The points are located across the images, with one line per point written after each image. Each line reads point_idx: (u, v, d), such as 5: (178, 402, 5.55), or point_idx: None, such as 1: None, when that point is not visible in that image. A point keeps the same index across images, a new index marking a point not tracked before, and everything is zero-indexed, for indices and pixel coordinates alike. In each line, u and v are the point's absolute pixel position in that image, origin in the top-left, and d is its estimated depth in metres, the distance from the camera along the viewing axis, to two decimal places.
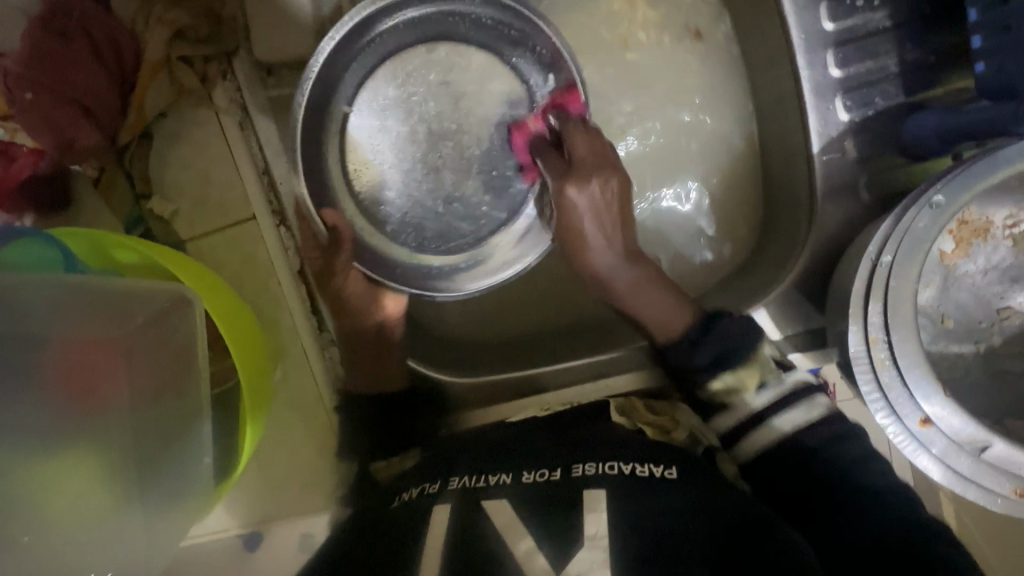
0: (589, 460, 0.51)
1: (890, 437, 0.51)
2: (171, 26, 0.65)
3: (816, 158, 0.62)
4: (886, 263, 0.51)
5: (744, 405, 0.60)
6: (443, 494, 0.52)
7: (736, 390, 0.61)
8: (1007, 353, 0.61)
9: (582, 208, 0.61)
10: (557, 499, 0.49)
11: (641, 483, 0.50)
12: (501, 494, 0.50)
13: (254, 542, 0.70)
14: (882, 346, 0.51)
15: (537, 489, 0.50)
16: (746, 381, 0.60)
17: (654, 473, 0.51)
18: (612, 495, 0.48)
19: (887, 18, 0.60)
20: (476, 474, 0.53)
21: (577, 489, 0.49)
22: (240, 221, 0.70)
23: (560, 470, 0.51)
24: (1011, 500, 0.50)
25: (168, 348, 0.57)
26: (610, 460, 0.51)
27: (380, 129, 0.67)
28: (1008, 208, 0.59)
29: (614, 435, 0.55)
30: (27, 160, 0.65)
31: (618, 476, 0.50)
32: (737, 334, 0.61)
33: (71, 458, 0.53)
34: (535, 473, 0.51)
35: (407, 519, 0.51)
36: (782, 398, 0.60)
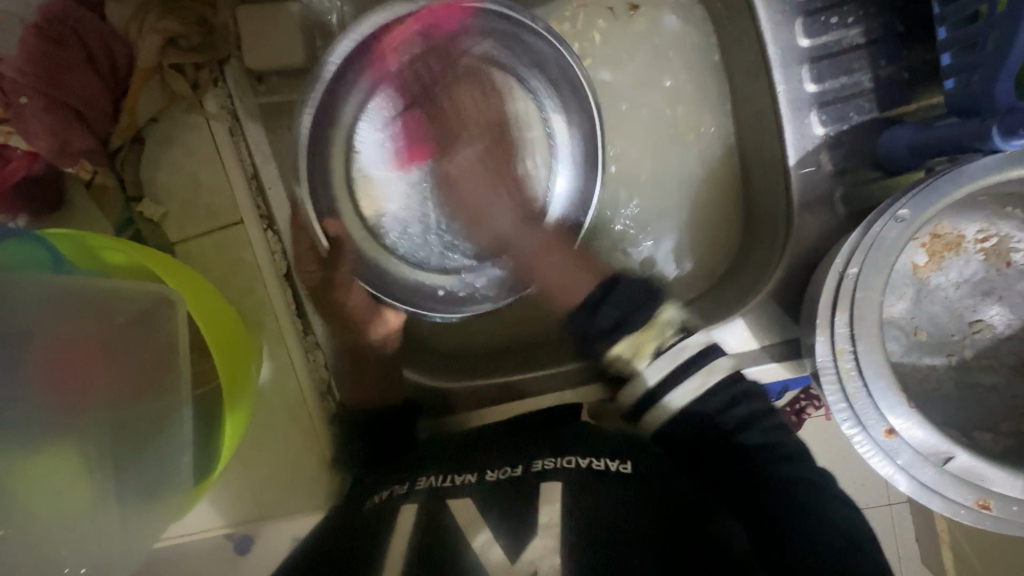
0: (548, 456, 0.53)
1: (856, 448, 0.52)
2: (163, 33, 0.66)
3: (792, 172, 0.63)
4: (852, 275, 0.52)
5: (644, 372, 0.67)
6: (410, 494, 0.52)
7: (637, 354, 0.67)
8: (978, 365, 0.61)
9: (460, 179, 0.70)
10: (525, 498, 0.49)
11: (599, 479, 0.51)
12: (465, 492, 0.51)
13: (244, 541, 0.71)
14: (848, 357, 0.52)
15: (499, 485, 0.51)
16: (647, 346, 0.67)
17: (610, 466, 0.52)
18: (569, 487, 0.50)
19: (861, 35, 0.62)
20: (441, 474, 0.54)
21: (536, 484, 0.50)
22: (228, 224, 0.71)
23: (521, 467, 0.53)
24: (974, 512, 0.51)
25: (151, 346, 0.58)
26: (569, 455, 0.53)
27: (390, 144, 0.68)
28: (979, 223, 0.60)
29: (576, 434, 0.57)
30: (22, 161, 0.66)
31: (575, 469, 0.51)
32: (638, 293, 0.69)
33: (47, 453, 0.52)
34: (497, 470, 0.53)
35: (375, 519, 0.51)
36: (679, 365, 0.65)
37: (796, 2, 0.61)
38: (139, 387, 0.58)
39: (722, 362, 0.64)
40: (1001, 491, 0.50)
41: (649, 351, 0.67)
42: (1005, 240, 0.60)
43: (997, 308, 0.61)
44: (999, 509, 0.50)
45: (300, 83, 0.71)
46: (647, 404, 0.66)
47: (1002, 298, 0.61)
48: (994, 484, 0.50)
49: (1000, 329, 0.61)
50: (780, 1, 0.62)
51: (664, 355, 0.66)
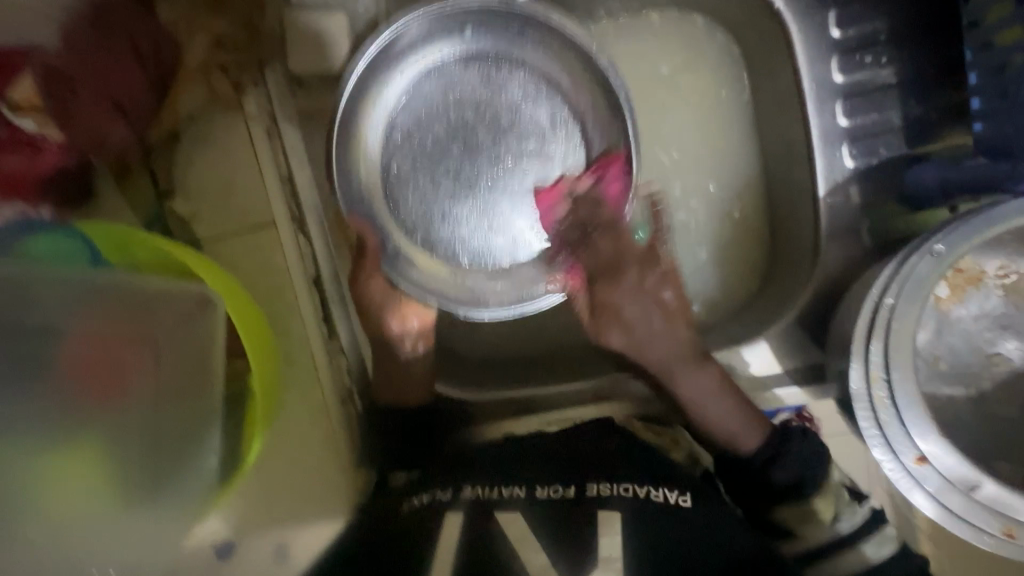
0: (603, 481, 0.54)
1: (886, 473, 0.54)
2: (211, 34, 0.68)
3: (821, 202, 0.65)
4: (888, 305, 0.54)
5: (818, 534, 0.59)
6: (454, 501, 0.54)
7: (811, 517, 0.59)
8: (996, 397, 0.63)
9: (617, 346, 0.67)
10: (578, 521, 0.51)
11: (654, 509, 0.52)
12: (514, 507, 0.52)
13: (227, 546, 0.70)
14: (882, 385, 0.53)
15: (553, 505, 0.52)
16: (822, 509, 0.59)
17: (668, 497, 0.53)
18: (625, 517, 0.51)
19: (892, 75, 0.64)
20: (489, 486, 0.55)
21: (592, 508, 0.52)
22: (259, 225, 0.71)
23: (575, 488, 0.54)
24: (1001, 540, 0.52)
25: (192, 342, 0.57)
26: (623, 482, 0.54)
27: (406, 133, 0.68)
28: (999, 260, 0.63)
29: (624, 460, 0.58)
30: (51, 151, 0.63)
31: (631, 498, 0.52)
32: (799, 466, 0.59)
33: (65, 458, 0.52)
34: (549, 488, 0.54)
35: (416, 533, 0.52)
36: (853, 530, 0.59)
37: (831, 39, 0.64)
38: (171, 388, 0.56)
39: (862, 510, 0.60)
40: None
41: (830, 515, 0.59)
42: (1023, 278, 0.63)
43: (1013, 343, 0.63)
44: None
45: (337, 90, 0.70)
46: (814, 551, 0.59)
47: (1018, 332, 0.63)
48: (1018, 512, 0.52)
49: (1017, 363, 0.63)
50: (816, 40, 0.64)
51: (843, 540, 0.59)
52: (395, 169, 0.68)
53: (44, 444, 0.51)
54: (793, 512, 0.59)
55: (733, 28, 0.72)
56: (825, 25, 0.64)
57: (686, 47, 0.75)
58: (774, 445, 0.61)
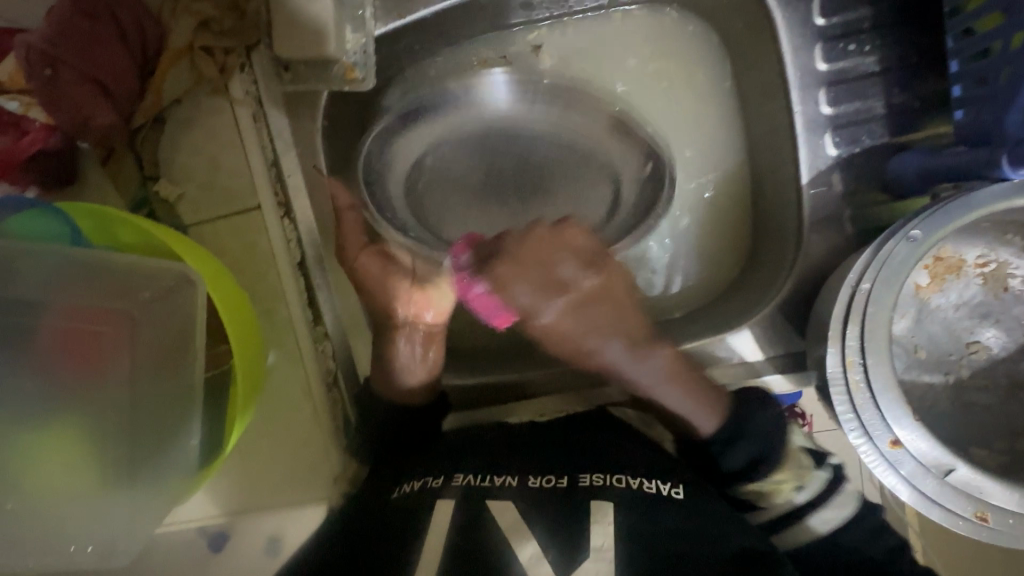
0: (597, 472, 0.55)
1: (861, 457, 0.54)
2: (197, 16, 0.67)
3: (805, 190, 0.65)
4: (864, 290, 0.54)
5: (779, 505, 0.62)
6: (446, 489, 0.54)
7: (772, 492, 0.62)
8: (974, 385, 0.64)
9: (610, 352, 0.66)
10: (566, 508, 0.52)
11: (647, 500, 0.53)
12: (506, 495, 0.53)
13: (220, 538, 0.71)
14: (858, 369, 0.54)
15: (546, 496, 0.53)
16: (779, 485, 0.62)
17: (661, 489, 0.54)
18: (620, 507, 0.51)
19: (876, 63, 0.65)
20: (480, 474, 0.55)
21: (585, 499, 0.52)
22: (245, 209, 0.70)
23: (567, 478, 0.54)
24: (974, 524, 0.52)
25: (173, 323, 0.56)
26: (619, 475, 0.55)
27: (450, 109, 0.75)
28: (979, 248, 0.63)
29: (620, 450, 0.58)
30: (39, 134, 0.66)
31: (626, 489, 0.53)
32: (750, 437, 0.63)
33: (54, 431, 0.55)
34: (541, 478, 0.54)
35: (407, 516, 0.54)
36: (817, 496, 0.61)
37: (815, 27, 0.64)
38: (154, 368, 0.56)
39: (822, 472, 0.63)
40: (998, 504, 0.52)
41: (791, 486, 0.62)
42: (1003, 266, 0.63)
43: (992, 331, 0.64)
44: (996, 521, 0.52)
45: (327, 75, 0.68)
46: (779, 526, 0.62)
47: (997, 321, 0.64)
48: (991, 497, 0.52)
49: (996, 351, 0.64)
50: (801, 28, 0.64)
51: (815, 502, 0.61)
52: (445, 143, 0.76)
53: (36, 416, 0.55)
54: (752, 491, 0.62)
55: (720, 17, 0.72)
56: (810, 13, 0.64)
57: (673, 36, 0.75)
58: (732, 425, 0.63)
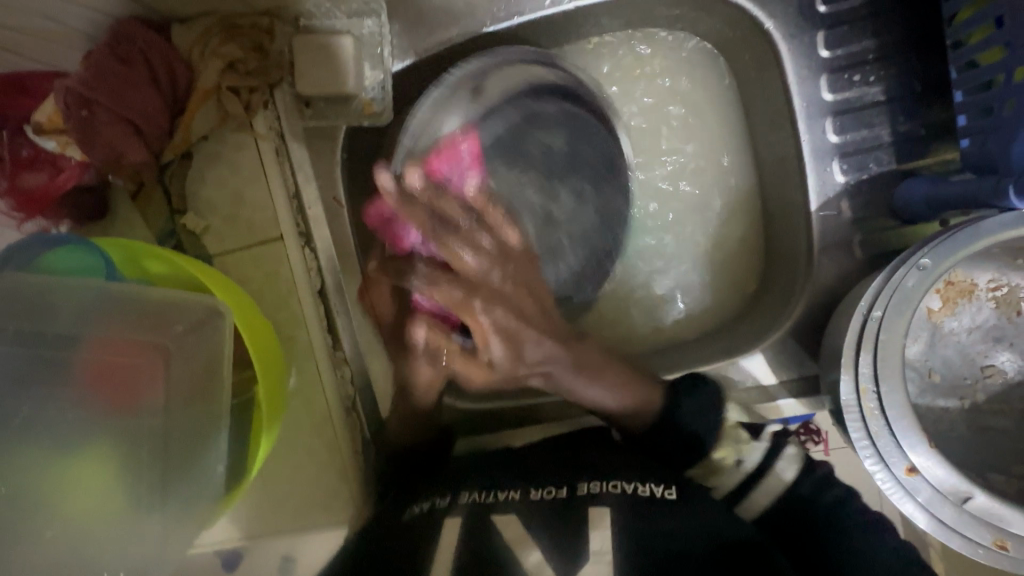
0: (593, 480, 0.56)
1: (878, 484, 0.54)
2: (224, 58, 0.69)
3: (813, 217, 0.67)
4: (876, 318, 0.55)
5: (727, 479, 0.66)
6: (453, 507, 0.55)
7: (716, 468, 0.66)
8: (990, 410, 0.64)
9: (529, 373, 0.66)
10: (565, 517, 0.52)
11: (643, 504, 0.54)
12: (508, 509, 0.53)
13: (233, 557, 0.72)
14: (872, 396, 0.54)
15: (546, 505, 0.53)
16: (723, 460, 0.65)
17: (655, 491, 0.55)
18: (615, 511, 0.52)
19: (881, 93, 0.66)
20: (484, 490, 0.56)
21: (583, 505, 0.53)
22: (267, 240, 0.73)
23: (566, 488, 0.55)
24: (994, 552, 0.52)
25: (202, 355, 0.58)
26: (614, 480, 0.56)
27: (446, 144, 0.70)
28: (991, 273, 0.63)
29: (615, 459, 0.59)
30: (73, 171, 0.69)
31: (621, 494, 0.54)
32: (691, 412, 0.65)
33: (85, 461, 0.56)
34: (542, 490, 0.55)
35: (417, 537, 0.54)
36: (766, 459, 0.65)
37: (820, 59, 0.66)
38: (183, 401, 0.57)
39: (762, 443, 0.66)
40: (1018, 532, 0.52)
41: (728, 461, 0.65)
42: (1015, 290, 0.63)
43: (1007, 355, 0.64)
44: (1016, 550, 0.52)
45: (347, 112, 0.72)
46: (737, 495, 0.66)
47: (1012, 344, 0.64)
48: (1010, 525, 0.52)
49: (1011, 375, 0.64)
50: (806, 60, 0.66)
51: (760, 470, 0.65)
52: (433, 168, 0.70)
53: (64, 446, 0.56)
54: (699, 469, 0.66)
55: (727, 47, 0.74)
56: (814, 46, 0.66)
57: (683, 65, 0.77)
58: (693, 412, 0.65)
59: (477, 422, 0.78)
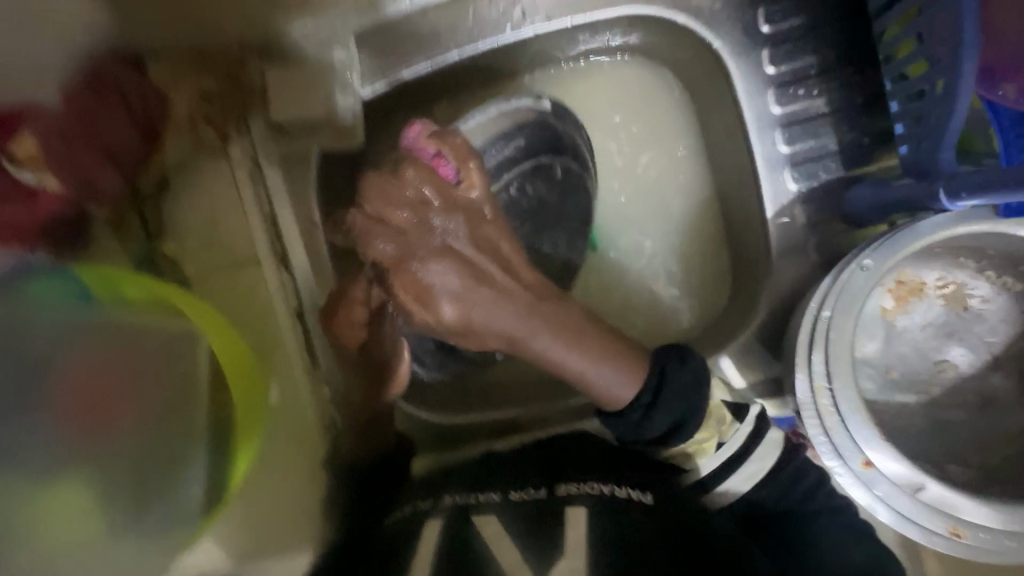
0: (571, 481, 0.57)
1: (838, 479, 0.57)
2: (199, 90, 0.74)
3: (770, 225, 0.70)
4: (825, 318, 0.58)
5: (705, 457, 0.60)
6: (434, 511, 0.57)
7: (695, 449, 0.60)
8: (945, 402, 0.66)
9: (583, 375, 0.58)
10: (542, 520, 0.53)
11: (616, 504, 0.55)
12: (489, 510, 0.55)
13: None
14: (826, 394, 0.57)
15: (528, 508, 0.54)
16: (705, 443, 0.60)
17: (629, 494, 0.56)
18: (591, 512, 0.54)
19: (825, 105, 0.70)
20: (465, 493, 0.58)
21: (561, 507, 0.54)
22: (245, 262, 0.75)
23: (544, 489, 0.56)
24: (949, 540, 0.55)
25: (177, 372, 0.62)
26: (590, 481, 0.57)
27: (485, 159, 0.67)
28: (938, 271, 0.66)
29: (588, 462, 0.60)
30: (53, 201, 0.68)
31: (596, 496, 0.55)
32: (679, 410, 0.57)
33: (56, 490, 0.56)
34: (521, 492, 0.57)
35: (390, 548, 0.54)
36: (740, 448, 0.61)
37: (766, 76, 0.70)
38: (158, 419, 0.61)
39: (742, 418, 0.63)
40: (969, 519, 0.55)
41: (711, 446, 0.60)
42: (962, 287, 0.66)
43: (959, 349, 0.67)
44: (969, 537, 0.55)
45: (321, 135, 0.75)
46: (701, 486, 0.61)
47: (962, 339, 0.67)
48: (962, 512, 0.55)
49: (963, 368, 0.67)
50: (753, 76, 0.70)
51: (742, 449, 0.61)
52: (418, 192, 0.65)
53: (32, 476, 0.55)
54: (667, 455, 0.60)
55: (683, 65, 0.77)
56: (761, 62, 0.70)
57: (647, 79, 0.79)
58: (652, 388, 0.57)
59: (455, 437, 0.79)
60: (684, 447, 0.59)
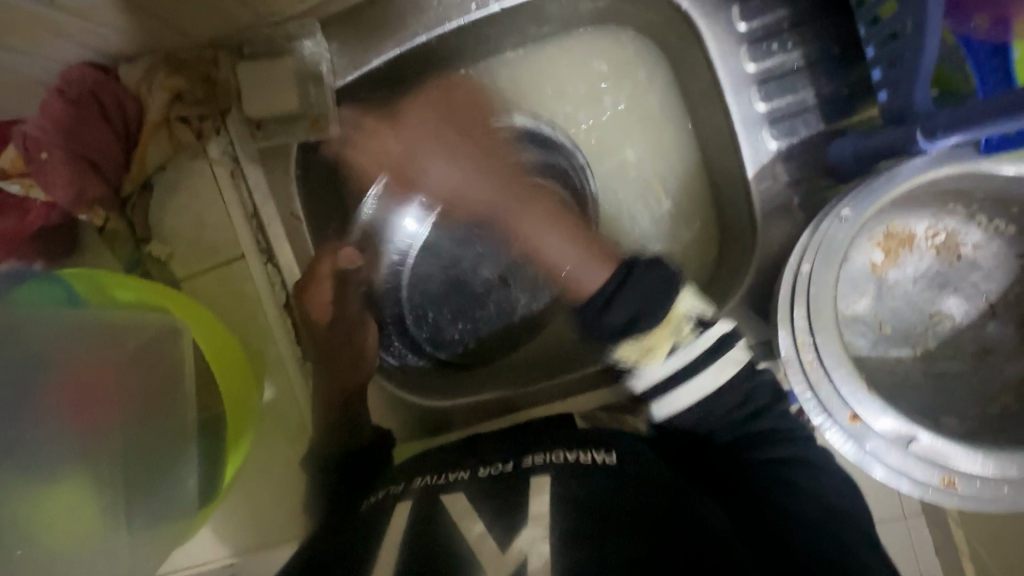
0: (538, 452, 0.58)
1: (827, 435, 0.57)
2: (171, 90, 0.72)
3: (751, 185, 0.69)
4: (806, 271, 0.57)
5: (661, 360, 0.62)
6: (406, 493, 0.57)
7: (650, 349, 0.62)
8: (942, 355, 0.65)
9: (551, 241, 0.70)
10: (509, 490, 0.54)
11: (585, 470, 0.55)
12: (458, 488, 0.56)
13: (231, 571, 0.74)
14: (809, 348, 0.57)
15: (492, 480, 0.56)
16: (657, 341, 0.62)
17: (595, 458, 0.57)
18: (557, 478, 0.54)
19: (802, 58, 0.67)
20: (438, 473, 0.59)
21: (526, 479, 0.55)
22: (229, 260, 0.76)
23: (512, 463, 0.57)
24: (943, 491, 0.55)
25: (162, 371, 0.65)
26: (556, 450, 0.58)
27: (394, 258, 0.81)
28: (928, 220, 0.64)
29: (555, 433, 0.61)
30: (40, 211, 0.72)
31: (563, 462, 0.56)
32: (620, 315, 0.61)
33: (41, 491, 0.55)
34: (491, 466, 0.57)
35: (374, 521, 0.56)
36: (696, 359, 0.62)
37: (738, 32, 0.68)
38: (145, 416, 0.63)
39: (710, 333, 0.62)
40: (964, 469, 0.55)
41: (664, 351, 0.62)
42: (953, 235, 0.64)
43: (954, 300, 0.65)
44: (963, 486, 0.55)
45: (295, 128, 0.75)
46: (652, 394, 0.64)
47: (957, 289, 0.65)
48: (955, 463, 0.55)
49: (958, 319, 0.65)
50: (725, 33, 0.68)
51: (705, 358, 0.62)
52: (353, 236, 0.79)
53: None
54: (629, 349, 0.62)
55: (653, 30, 0.75)
56: (731, 21, 0.68)
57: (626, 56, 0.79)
58: (619, 275, 0.62)
59: (438, 419, 0.78)
60: (637, 352, 0.62)
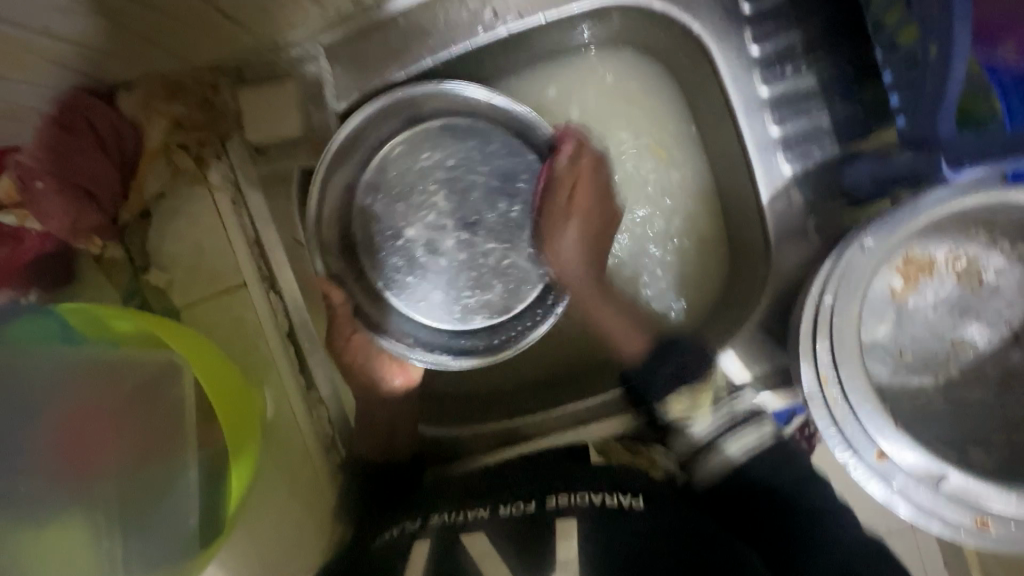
0: (562, 492, 0.56)
1: (852, 471, 0.55)
2: (169, 116, 0.71)
3: (765, 209, 0.67)
4: (828, 304, 0.56)
5: (706, 414, 0.68)
6: (423, 532, 0.55)
7: (696, 402, 0.68)
8: (965, 382, 0.63)
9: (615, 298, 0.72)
10: (534, 536, 0.52)
11: (610, 512, 0.53)
12: (477, 527, 0.53)
13: None
14: (834, 384, 0.55)
15: (518, 522, 0.53)
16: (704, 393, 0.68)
17: (622, 501, 0.55)
18: (582, 523, 0.52)
19: (814, 81, 0.66)
20: (454, 512, 0.57)
21: (552, 519, 0.53)
22: (230, 287, 0.74)
23: (535, 502, 0.55)
24: (976, 532, 0.54)
25: (160, 411, 0.62)
26: (581, 492, 0.55)
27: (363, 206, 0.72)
28: (947, 245, 0.63)
29: (577, 471, 0.59)
30: (34, 241, 0.69)
31: (590, 505, 0.54)
32: (666, 363, 0.69)
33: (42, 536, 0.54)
34: (512, 506, 0.55)
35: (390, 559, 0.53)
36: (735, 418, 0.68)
37: (751, 54, 0.66)
38: (143, 458, 0.60)
39: (743, 398, 0.69)
40: (999, 510, 0.53)
41: (708, 404, 0.68)
42: (974, 260, 0.63)
43: (976, 326, 0.63)
44: (997, 527, 0.53)
45: (297, 152, 0.74)
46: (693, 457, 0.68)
47: (979, 316, 0.63)
48: (988, 503, 0.53)
49: (981, 345, 0.63)
50: (737, 56, 0.66)
51: (734, 424, 0.68)
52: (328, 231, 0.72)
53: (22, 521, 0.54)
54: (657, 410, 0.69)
55: (662, 53, 0.74)
56: (743, 42, 0.66)
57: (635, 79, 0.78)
58: (654, 342, 0.71)
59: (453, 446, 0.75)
60: (686, 405, 0.68)
